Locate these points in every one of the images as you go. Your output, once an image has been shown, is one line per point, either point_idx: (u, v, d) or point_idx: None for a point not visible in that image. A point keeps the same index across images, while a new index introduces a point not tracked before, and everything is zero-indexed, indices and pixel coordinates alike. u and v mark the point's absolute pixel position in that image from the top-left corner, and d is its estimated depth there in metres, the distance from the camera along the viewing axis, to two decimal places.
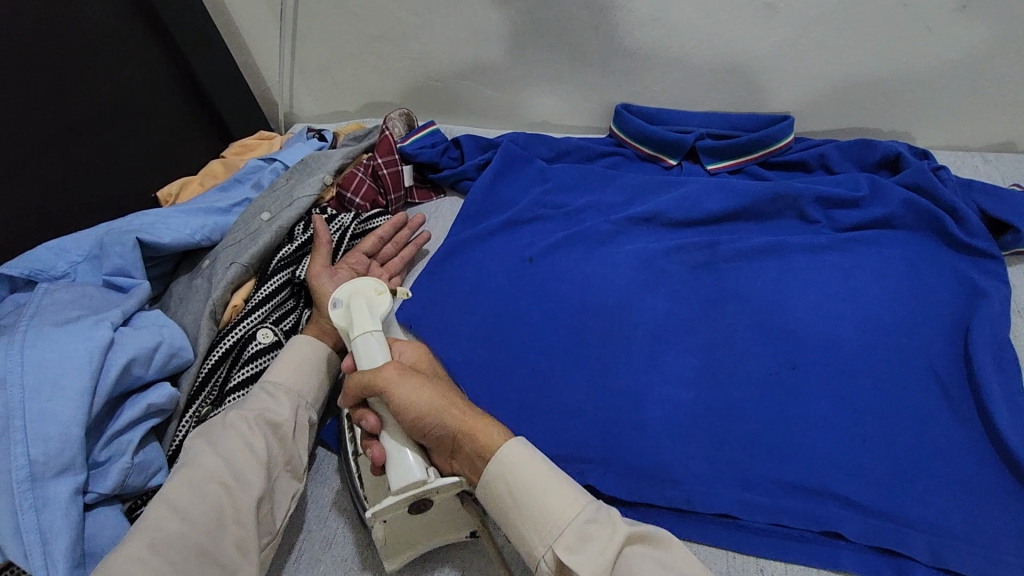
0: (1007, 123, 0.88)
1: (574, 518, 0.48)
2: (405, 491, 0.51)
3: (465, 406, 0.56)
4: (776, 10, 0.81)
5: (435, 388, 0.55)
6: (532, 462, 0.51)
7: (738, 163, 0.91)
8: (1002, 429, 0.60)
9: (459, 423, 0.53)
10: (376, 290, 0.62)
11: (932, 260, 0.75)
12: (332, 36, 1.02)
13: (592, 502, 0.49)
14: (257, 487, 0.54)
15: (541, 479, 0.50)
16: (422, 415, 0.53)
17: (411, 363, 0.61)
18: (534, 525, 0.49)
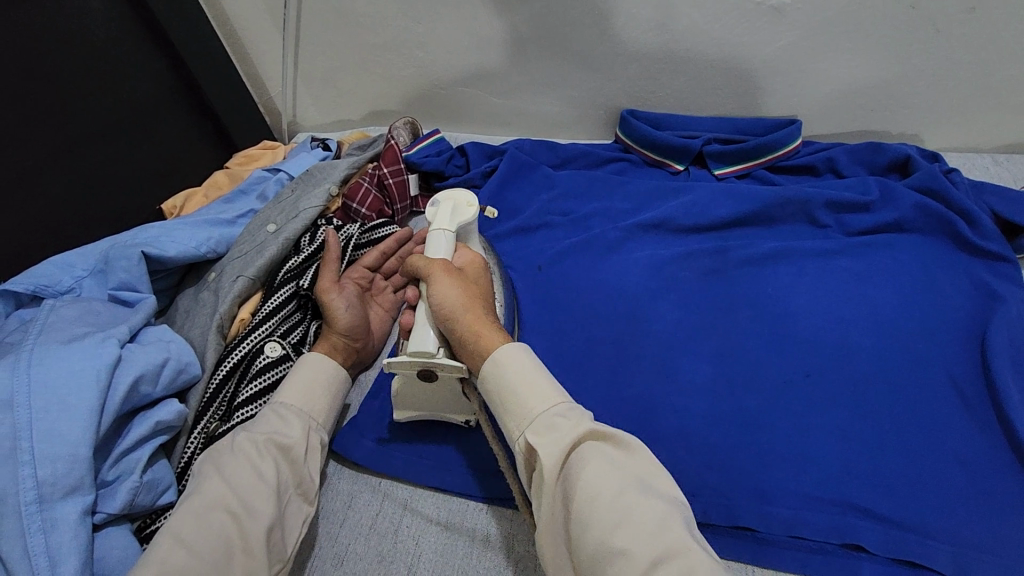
0: (1017, 125, 0.87)
1: (546, 410, 0.50)
2: (416, 357, 0.58)
3: (490, 317, 0.59)
4: (783, 14, 0.80)
5: (462, 291, 0.59)
6: (530, 368, 0.53)
7: (745, 167, 0.91)
8: (1023, 436, 0.59)
9: (474, 325, 0.57)
10: (468, 203, 0.68)
11: (945, 264, 0.74)
12: (335, 45, 1.02)
13: (565, 403, 0.50)
14: (266, 512, 0.53)
15: (527, 376, 0.52)
16: (446, 305, 0.58)
17: (468, 264, 0.65)
18: (517, 409, 0.51)
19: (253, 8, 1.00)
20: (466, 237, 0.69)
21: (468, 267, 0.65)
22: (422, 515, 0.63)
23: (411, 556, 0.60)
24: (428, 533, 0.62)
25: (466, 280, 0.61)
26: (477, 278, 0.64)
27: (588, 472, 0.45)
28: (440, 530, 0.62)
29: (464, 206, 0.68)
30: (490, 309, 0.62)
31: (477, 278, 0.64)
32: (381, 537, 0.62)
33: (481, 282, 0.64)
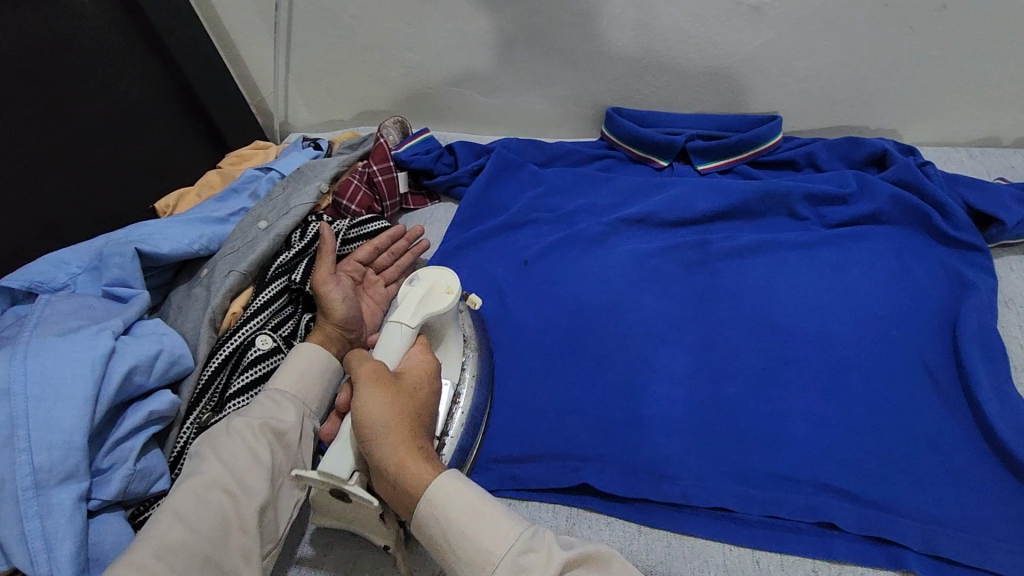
0: (990, 119, 0.90)
1: (507, 551, 0.47)
2: (326, 478, 0.53)
3: (424, 446, 0.53)
4: (762, 12, 0.82)
5: (392, 409, 0.54)
6: (467, 510, 0.49)
7: (727, 163, 0.93)
8: (990, 417, 0.61)
9: (396, 455, 0.51)
10: (448, 289, 0.65)
11: (920, 254, 0.76)
12: (326, 46, 1.04)
13: (535, 530, 0.48)
14: (260, 496, 0.55)
15: (480, 510, 0.49)
16: (366, 428, 0.52)
17: (410, 370, 0.59)
18: (464, 555, 0.48)
19: (245, 10, 1.02)
20: (435, 325, 0.65)
21: (410, 373, 0.59)
22: None
23: (398, 539, 0.62)
24: None
25: (399, 394, 0.56)
26: (420, 387, 0.58)
27: None
28: None
29: (439, 288, 0.64)
30: (429, 431, 0.56)
31: (419, 386, 0.58)
32: (369, 521, 0.64)
33: (425, 394, 0.58)
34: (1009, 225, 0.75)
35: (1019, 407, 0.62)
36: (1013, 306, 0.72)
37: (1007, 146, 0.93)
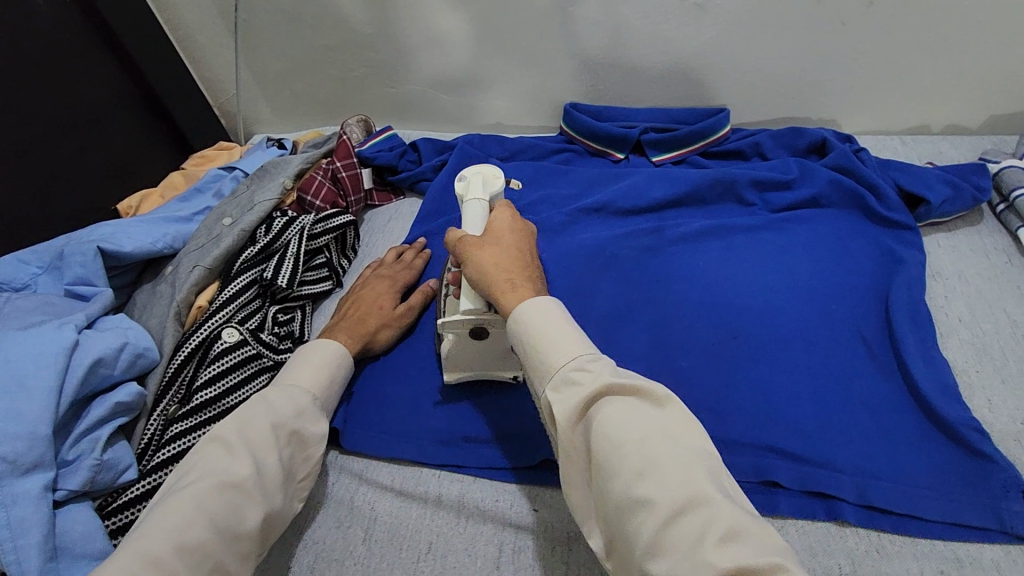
0: (919, 108, 0.96)
1: (564, 364, 0.49)
2: (466, 316, 0.62)
3: (521, 274, 0.58)
4: (705, 9, 0.87)
5: (486, 250, 0.60)
6: (553, 321, 0.52)
7: (680, 153, 0.97)
8: (918, 378, 0.65)
9: (496, 278, 0.57)
10: (494, 175, 0.71)
11: (857, 233, 0.81)
12: (289, 47, 1.05)
13: (595, 354, 0.49)
14: (273, 504, 0.55)
15: (549, 329, 0.51)
16: (474, 262, 0.60)
17: (500, 222, 0.64)
18: (539, 366, 0.51)
19: (205, 12, 1.03)
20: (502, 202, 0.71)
21: (503, 223, 0.64)
22: (379, 484, 0.67)
23: (367, 520, 0.64)
24: (383, 500, 0.65)
25: (496, 240, 0.62)
26: (514, 236, 0.63)
27: (608, 424, 0.45)
28: (395, 496, 0.65)
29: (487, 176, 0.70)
30: (536, 271, 0.61)
31: (514, 235, 0.63)
32: (336, 507, 0.65)
33: (522, 244, 0.63)
34: (934, 204, 0.80)
35: (943, 369, 0.66)
36: (940, 279, 0.77)
37: (935, 134, 0.99)
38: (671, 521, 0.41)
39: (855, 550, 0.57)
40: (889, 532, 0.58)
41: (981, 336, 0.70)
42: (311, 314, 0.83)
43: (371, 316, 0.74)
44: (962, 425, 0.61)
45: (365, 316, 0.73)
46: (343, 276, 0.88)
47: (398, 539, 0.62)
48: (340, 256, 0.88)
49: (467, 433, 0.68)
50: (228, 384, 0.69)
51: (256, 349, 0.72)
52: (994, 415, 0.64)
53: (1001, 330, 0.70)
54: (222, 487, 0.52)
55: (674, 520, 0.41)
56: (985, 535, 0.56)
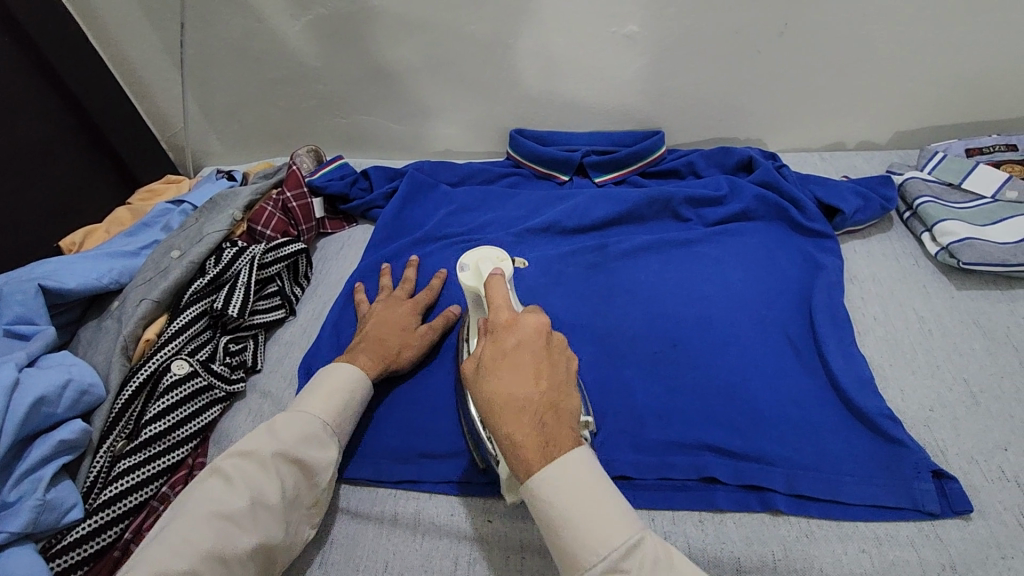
0: (835, 127, 1.04)
1: (596, 564, 0.46)
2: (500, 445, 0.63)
3: (535, 418, 0.50)
4: (635, 41, 0.93)
5: (499, 387, 0.52)
6: (577, 503, 0.48)
7: (619, 174, 1.02)
8: (837, 373, 0.71)
9: (508, 435, 0.50)
10: (498, 260, 0.67)
11: (782, 243, 0.87)
12: (237, 81, 1.06)
13: (632, 545, 0.46)
14: (270, 533, 0.56)
15: (575, 509, 0.48)
16: (484, 402, 0.52)
17: (514, 332, 0.55)
18: (563, 547, 0.48)
19: (149, 48, 1.03)
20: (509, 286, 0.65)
21: (516, 327, 0.55)
22: (335, 509, 0.67)
23: (323, 543, 0.64)
24: (339, 522, 0.66)
25: (507, 360, 0.53)
26: (534, 351, 0.54)
27: None
28: (351, 518, 0.66)
29: (488, 261, 0.66)
30: (565, 395, 0.53)
31: (530, 349, 0.54)
32: None
33: (536, 365, 0.53)
34: (848, 213, 0.87)
35: (861, 365, 0.72)
36: (856, 282, 0.83)
37: (850, 150, 1.08)
38: None
39: (786, 537, 0.61)
40: (817, 517, 0.62)
41: (893, 332, 0.77)
42: (264, 342, 0.83)
43: (392, 337, 0.73)
44: (877, 414, 0.66)
45: (387, 338, 0.73)
46: (297, 303, 0.89)
47: (354, 562, 0.62)
48: (292, 284, 0.90)
49: (423, 449, 0.69)
50: (179, 416, 0.69)
51: (207, 380, 0.73)
52: (906, 404, 0.69)
53: (911, 326, 0.77)
54: (215, 517, 0.54)
55: None
56: (901, 514, 0.61)
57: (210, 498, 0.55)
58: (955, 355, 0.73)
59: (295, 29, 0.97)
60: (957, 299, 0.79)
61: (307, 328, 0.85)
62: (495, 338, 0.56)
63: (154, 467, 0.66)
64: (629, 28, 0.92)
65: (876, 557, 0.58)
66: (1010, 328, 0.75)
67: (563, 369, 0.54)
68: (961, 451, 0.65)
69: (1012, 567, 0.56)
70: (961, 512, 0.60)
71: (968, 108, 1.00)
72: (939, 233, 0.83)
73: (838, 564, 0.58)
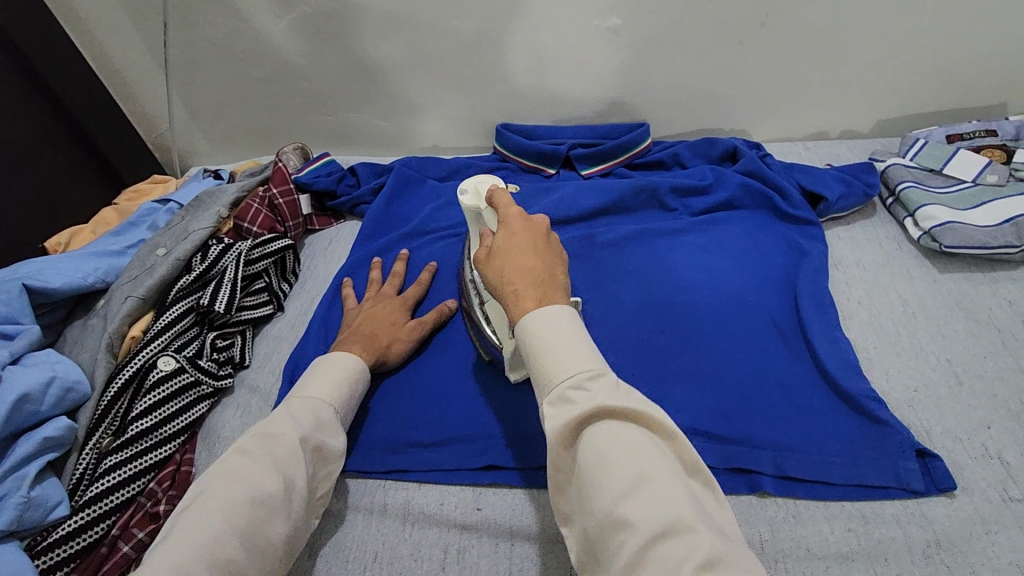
0: (818, 116, 1.05)
1: (563, 381, 0.46)
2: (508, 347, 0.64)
3: (536, 275, 0.53)
4: (618, 33, 0.93)
5: (505, 257, 0.55)
6: (558, 336, 0.48)
7: (606, 167, 1.03)
8: (823, 357, 0.71)
9: (509, 288, 0.53)
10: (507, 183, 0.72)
11: (767, 230, 0.88)
12: (221, 80, 1.06)
13: (597, 371, 0.46)
14: (296, 520, 0.55)
15: (552, 340, 0.48)
16: (490, 272, 0.55)
17: (519, 222, 0.59)
18: (541, 378, 0.48)
19: (133, 48, 1.03)
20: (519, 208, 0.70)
21: (524, 220, 0.59)
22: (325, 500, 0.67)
23: (312, 535, 0.64)
24: (329, 514, 0.66)
25: (513, 241, 0.56)
26: (537, 235, 0.57)
27: (599, 443, 0.43)
28: (341, 510, 0.66)
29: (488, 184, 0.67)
30: (562, 272, 0.56)
31: (534, 235, 0.57)
32: None
33: (538, 244, 0.56)
34: (832, 200, 0.88)
35: (846, 348, 0.73)
36: (841, 267, 0.84)
37: (834, 139, 1.09)
38: (651, 543, 0.39)
39: (774, 518, 0.61)
40: (804, 498, 0.62)
41: (878, 315, 0.77)
42: (253, 338, 0.83)
43: (383, 330, 0.74)
44: (861, 396, 0.67)
45: (377, 331, 0.73)
46: (285, 299, 0.89)
47: (344, 552, 0.62)
48: (280, 280, 0.89)
49: (413, 440, 0.70)
50: (167, 412, 0.69)
51: (194, 376, 0.73)
52: (890, 385, 0.70)
53: (895, 309, 0.78)
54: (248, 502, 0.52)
55: (655, 542, 0.39)
56: (887, 493, 0.61)
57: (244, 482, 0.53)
58: (939, 336, 0.74)
59: (279, 27, 0.97)
60: (940, 282, 0.80)
61: (295, 324, 0.85)
62: (504, 226, 0.59)
63: (141, 463, 0.66)
64: (612, 20, 0.92)
65: (862, 536, 0.59)
66: (993, 309, 0.76)
67: (563, 257, 0.58)
68: (945, 430, 0.65)
69: (996, 541, 0.57)
70: (945, 490, 0.60)
71: (948, 96, 1.01)
72: (921, 218, 0.84)
73: (825, 544, 0.59)
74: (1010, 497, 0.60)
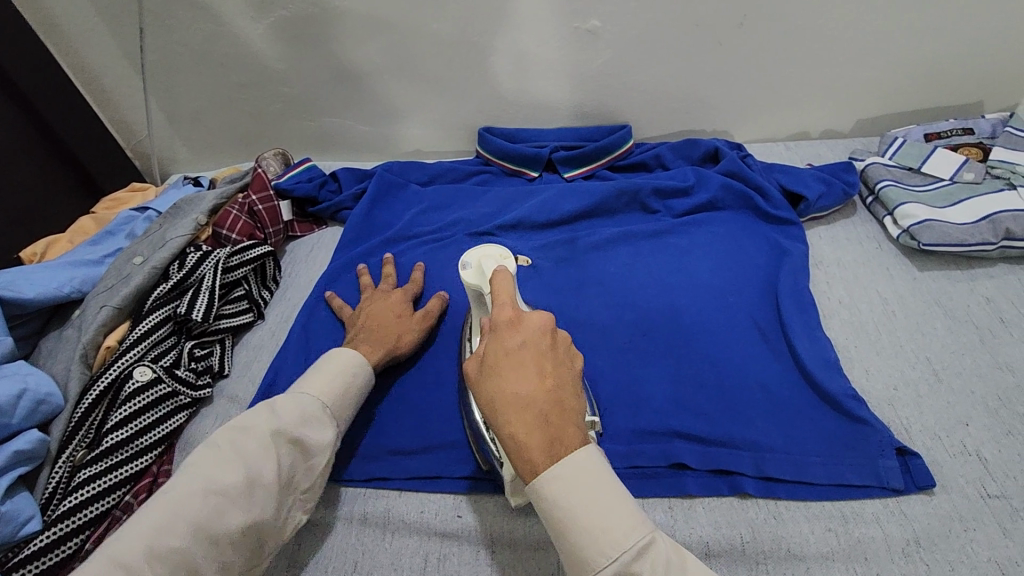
0: (798, 117, 1.06)
1: (608, 567, 0.45)
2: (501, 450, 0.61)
3: (541, 409, 0.49)
4: (598, 35, 0.93)
5: (505, 383, 0.51)
6: (585, 503, 0.47)
7: (588, 169, 1.02)
8: (803, 356, 0.71)
9: (511, 432, 0.49)
10: (500, 257, 0.66)
11: (749, 231, 0.88)
12: (200, 85, 1.05)
13: (643, 548, 0.45)
14: (261, 515, 0.53)
15: (584, 508, 0.46)
16: (488, 401, 0.51)
17: (516, 333, 0.54)
18: (574, 552, 0.47)
19: (109, 54, 1.02)
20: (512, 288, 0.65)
21: (519, 330, 0.54)
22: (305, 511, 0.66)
23: (291, 546, 0.63)
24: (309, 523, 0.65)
25: (508, 362, 0.52)
26: (536, 349, 0.53)
27: None
28: (320, 519, 0.65)
29: (490, 259, 0.66)
30: (569, 393, 0.52)
31: (532, 348, 0.53)
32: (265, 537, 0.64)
33: (540, 364, 0.52)
34: (812, 200, 0.88)
35: (826, 346, 0.73)
36: (822, 267, 0.84)
37: (815, 139, 1.10)
38: None
39: (755, 519, 0.61)
40: (784, 499, 0.62)
41: (858, 314, 0.78)
42: (232, 347, 0.82)
43: (389, 325, 0.73)
44: (841, 395, 0.67)
45: (384, 325, 0.73)
46: (266, 307, 0.88)
47: (324, 562, 0.62)
48: (260, 287, 0.88)
49: (394, 447, 0.69)
50: (144, 423, 0.68)
51: (172, 386, 0.72)
52: (870, 383, 0.70)
53: (875, 307, 0.78)
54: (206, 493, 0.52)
55: None
56: (867, 491, 0.61)
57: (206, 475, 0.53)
58: (918, 334, 0.74)
59: (258, 31, 0.97)
60: (919, 280, 0.81)
61: (276, 332, 0.84)
62: (497, 338, 0.54)
63: (116, 476, 0.65)
64: (591, 23, 0.92)
65: (842, 535, 0.59)
66: (971, 307, 0.76)
67: (568, 369, 0.54)
68: (924, 428, 0.66)
69: (974, 539, 0.57)
70: (925, 488, 0.60)
71: (926, 95, 1.02)
72: (900, 216, 0.84)
73: (805, 544, 0.59)
74: (988, 494, 0.60)
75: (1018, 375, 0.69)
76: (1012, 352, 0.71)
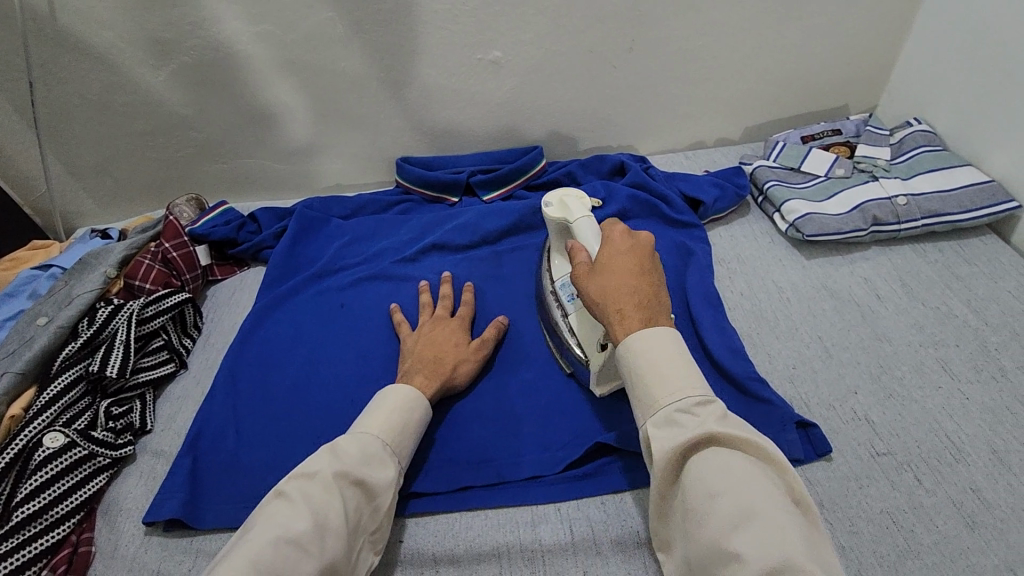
0: (693, 128, 1.15)
1: (671, 404, 0.51)
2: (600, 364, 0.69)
3: (641, 294, 0.58)
4: (500, 65, 0.99)
5: (617, 275, 0.60)
6: (665, 357, 0.54)
7: (506, 191, 1.07)
8: (712, 347, 0.77)
9: (615, 307, 0.58)
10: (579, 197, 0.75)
11: (657, 237, 0.94)
12: (102, 136, 1.02)
13: (705, 398, 0.51)
14: (335, 558, 0.51)
15: (665, 364, 0.53)
16: (595, 290, 0.61)
17: (623, 241, 0.64)
18: (643, 399, 0.54)
19: None
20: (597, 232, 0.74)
21: (629, 240, 0.64)
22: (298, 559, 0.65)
23: None
24: None
25: (617, 260, 0.62)
26: (639, 257, 0.62)
27: (704, 467, 0.48)
28: None
29: (572, 196, 0.74)
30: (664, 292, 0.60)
31: (637, 255, 0.62)
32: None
33: (642, 264, 0.62)
34: (709, 203, 0.96)
35: (732, 335, 0.79)
36: (725, 264, 0.92)
37: (711, 147, 1.19)
38: None
39: None
40: None
41: (758, 303, 0.85)
42: (154, 401, 0.80)
43: (446, 353, 0.73)
44: (747, 378, 0.73)
45: (440, 357, 0.73)
46: (188, 356, 0.86)
47: None
48: (180, 335, 0.86)
49: None
50: (59, 490, 0.65)
51: (87, 449, 0.69)
52: (771, 365, 0.77)
53: (772, 295, 0.86)
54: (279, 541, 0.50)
55: None
56: None
57: (279, 522, 0.51)
58: (810, 317, 0.82)
59: (159, 79, 0.95)
60: (808, 267, 0.89)
61: (201, 380, 0.83)
62: (608, 244, 0.64)
63: (31, 550, 0.62)
64: (494, 54, 0.97)
65: None
66: (852, 287, 0.86)
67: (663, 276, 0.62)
68: (820, 401, 0.72)
69: (868, 493, 0.64)
70: (823, 454, 0.67)
71: (800, 101, 1.13)
72: (787, 212, 0.93)
73: None
74: (877, 452, 0.67)
75: (894, 343, 0.78)
76: (888, 323, 0.80)
